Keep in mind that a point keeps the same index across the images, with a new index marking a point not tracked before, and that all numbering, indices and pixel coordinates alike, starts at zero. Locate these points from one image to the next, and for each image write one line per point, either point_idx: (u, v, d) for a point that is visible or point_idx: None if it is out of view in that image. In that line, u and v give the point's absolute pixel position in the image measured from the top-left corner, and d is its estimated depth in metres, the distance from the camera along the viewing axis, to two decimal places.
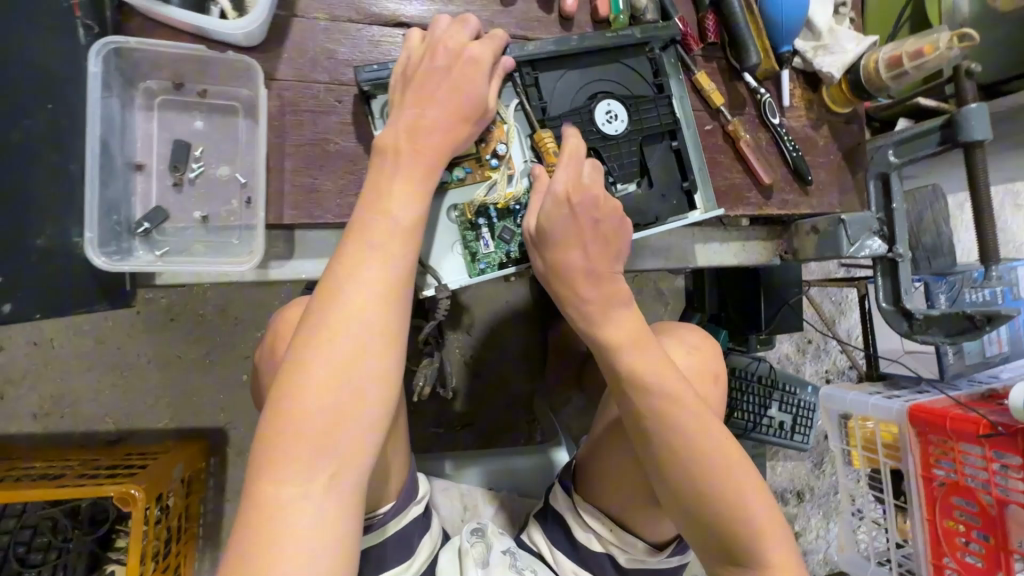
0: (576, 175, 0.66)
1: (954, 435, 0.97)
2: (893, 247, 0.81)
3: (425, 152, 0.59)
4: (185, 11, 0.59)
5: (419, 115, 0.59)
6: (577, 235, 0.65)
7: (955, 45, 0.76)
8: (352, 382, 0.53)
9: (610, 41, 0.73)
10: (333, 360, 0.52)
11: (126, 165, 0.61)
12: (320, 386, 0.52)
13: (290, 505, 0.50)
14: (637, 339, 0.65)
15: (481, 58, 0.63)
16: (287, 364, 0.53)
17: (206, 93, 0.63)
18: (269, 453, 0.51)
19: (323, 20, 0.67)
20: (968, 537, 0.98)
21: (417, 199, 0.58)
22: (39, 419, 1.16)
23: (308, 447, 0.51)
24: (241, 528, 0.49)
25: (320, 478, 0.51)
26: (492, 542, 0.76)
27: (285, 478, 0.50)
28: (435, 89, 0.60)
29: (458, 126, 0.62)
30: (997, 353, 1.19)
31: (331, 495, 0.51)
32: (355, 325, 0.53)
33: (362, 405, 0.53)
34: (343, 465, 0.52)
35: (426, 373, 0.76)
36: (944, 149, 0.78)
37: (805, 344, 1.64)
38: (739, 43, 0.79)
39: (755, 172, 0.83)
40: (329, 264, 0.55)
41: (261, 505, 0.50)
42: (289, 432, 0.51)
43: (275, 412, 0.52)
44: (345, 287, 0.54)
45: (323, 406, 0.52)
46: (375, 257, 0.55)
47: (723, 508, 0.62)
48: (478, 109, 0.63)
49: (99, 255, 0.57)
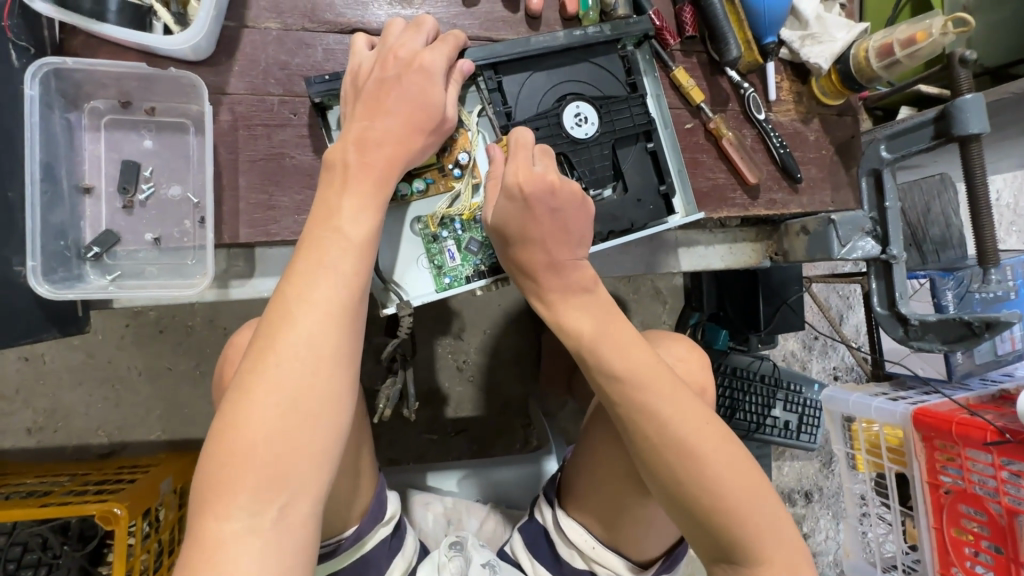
0: (531, 164, 0.63)
1: (961, 441, 0.92)
2: (887, 248, 0.76)
3: (374, 164, 0.57)
4: (122, 28, 0.56)
5: (369, 126, 0.58)
6: (533, 228, 0.63)
7: (950, 31, 0.71)
8: (304, 407, 0.49)
9: (577, 40, 0.69)
10: (283, 384, 0.49)
11: (73, 188, 0.59)
12: (269, 413, 0.48)
13: (237, 544, 0.46)
14: (611, 343, 0.60)
15: (435, 64, 0.61)
16: (233, 390, 0.49)
17: (154, 111, 0.61)
18: (214, 487, 0.47)
19: (275, 30, 0.64)
20: (977, 548, 0.94)
21: (368, 213, 0.55)
22: (34, 434, 1.17)
23: (256, 478, 0.48)
24: (183, 569, 0.46)
25: (269, 512, 0.48)
26: (472, 555, 0.74)
27: (231, 513, 0.47)
28: (385, 99, 0.58)
29: (412, 136, 0.60)
30: (1010, 351, 1.13)
31: (282, 530, 0.48)
32: (307, 346, 0.50)
33: (316, 431, 0.50)
34: (296, 497, 0.49)
35: (388, 392, 0.75)
36: (939, 143, 0.72)
37: (811, 341, 1.59)
38: (719, 36, 0.75)
39: (740, 172, 0.78)
40: (279, 284, 0.52)
41: (205, 544, 0.46)
42: (237, 461, 0.48)
43: (221, 441, 0.48)
44: (296, 307, 0.51)
45: (271, 435, 0.48)
46: (328, 276, 0.52)
47: (712, 506, 0.57)
48: (434, 117, 0.61)
49: (42, 284, 0.57)
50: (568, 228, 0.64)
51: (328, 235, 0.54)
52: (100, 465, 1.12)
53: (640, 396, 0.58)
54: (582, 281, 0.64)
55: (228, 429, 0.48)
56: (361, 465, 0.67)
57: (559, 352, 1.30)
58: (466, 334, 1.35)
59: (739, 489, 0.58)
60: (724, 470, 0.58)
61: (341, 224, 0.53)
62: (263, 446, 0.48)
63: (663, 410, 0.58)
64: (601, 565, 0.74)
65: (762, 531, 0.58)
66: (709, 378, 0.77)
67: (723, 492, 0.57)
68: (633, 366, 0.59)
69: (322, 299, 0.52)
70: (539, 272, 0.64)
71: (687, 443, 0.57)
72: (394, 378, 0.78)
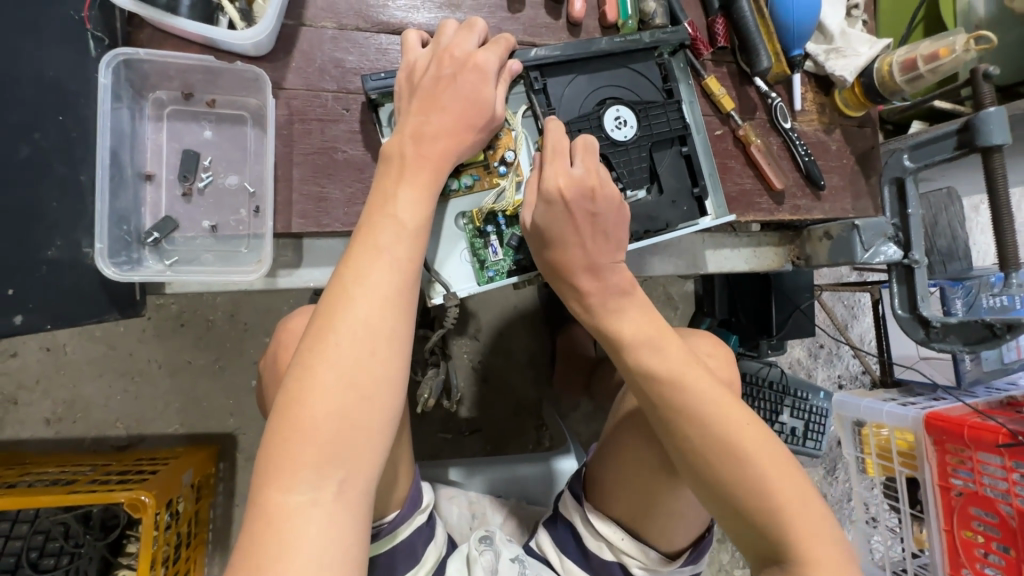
0: (568, 167, 0.66)
1: (972, 444, 0.95)
2: (909, 253, 0.79)
3: (430, 156, 0.59)
4: (194, 22, 0.59)
5: (424, 120, 0.60)
6: (574, 229, 0.66)
7: (971, 48, 0.74)
8: (362, 387, 0.51)
9: (619, 46, 0.73)
10: (343, 363, 0.51)
11: (136, 175, 0.62)
12: (330, 391, 0.50)
13: (298, 516, 0.47)
14: (653, 332, 0.66)
15: (488, 63, 0.63)
16: (295, 367, 0.51)
17: (215, 102, 0.65)
18: (277, 462, 0.49)
19: (331, 29, 0.67)
20: (987, 549, 0.95)
21: (422, 202, 0.58)
22: (52, 425, 1.17)
23: (318, 453, 0.49)
24: (246, 540, 0.47)
25: (330, 485, 0.49)
26: (501, 550, 0.75)
27: (295, 485, 0.48)
28: (441, 95, 0.61)
29: (464, 132, 0.62)
30: (1017, 360, 1.16)
31: (340, 506, 0.49)
32: (365, 327, 0.51)
33: (373, 410, 0.51)
34: (354, 473, 0.50)
35: (431, 383, 0.84)
36: (962, 154, 0.76)
37: (817, 349, 1.62)
38: (750, 48, 0.78)
39: (767, 177, 0.81)
40: (338, 267, 0.53)
41: (273, 515, 0.47)
42: (301, 434, 0.49)
43: (284, 417, 0.50)
44: (355, 288, 0.53)
45: (333, 411, 0.50)
46: (385, 261, 0.54)
47: (760, 504, 0.59)
48: (485, 115, 0.63)
49: (108, 266, 0.59)
50: (602, 235, 0.67)
51: (385, 221, 0.56)
52: (119, 457, 1.12)
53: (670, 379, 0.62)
54: (622, 284, 0.68)
55: (291, 404, 0.50)
56: (401, 450, 0.68)
57: (573, 354, 1.31)
58: (481, 334, 1.37)
59: (779, 494, 0.59)
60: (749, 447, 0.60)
61: (398, 210, 0.56)
62: (324, 422, 0.49)
63: (707, 413, 0.61)
64: (630, 556, 0.74)
65: (810, 527, 0.58)
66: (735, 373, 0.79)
67: (767, 486, 0.59)
68: (669, 373, 0.63)
69: (379, 282, 0.53)
70: (578, 275, 0.67)
71: (730, 437, 0.60)
72: (436, 370, 0.88)
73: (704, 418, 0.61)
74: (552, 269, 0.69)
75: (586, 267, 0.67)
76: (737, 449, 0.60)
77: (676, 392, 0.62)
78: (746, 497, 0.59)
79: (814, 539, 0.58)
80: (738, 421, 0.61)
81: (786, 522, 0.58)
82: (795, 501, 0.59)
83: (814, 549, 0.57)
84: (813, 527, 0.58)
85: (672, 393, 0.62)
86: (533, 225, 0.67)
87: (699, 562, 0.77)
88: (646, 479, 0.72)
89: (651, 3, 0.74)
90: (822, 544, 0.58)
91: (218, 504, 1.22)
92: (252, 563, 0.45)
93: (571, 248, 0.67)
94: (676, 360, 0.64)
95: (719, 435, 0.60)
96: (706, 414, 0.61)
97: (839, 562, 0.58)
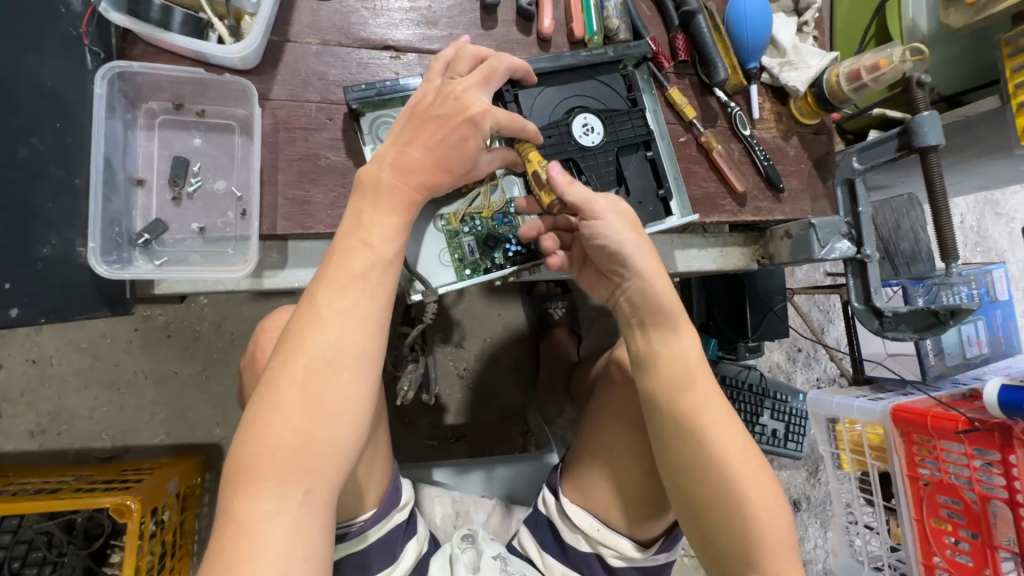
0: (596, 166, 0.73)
1: (936, 433, 0.98)
2: (862, 249, 0.84)
3: (400, 198, 0.61)
4: (184, 37, 0.63)
5: (405, 154, 0.62)
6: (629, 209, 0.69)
7: (909, 59, 0.81)
8: (328, 406, 0.52)
9: (585, 60, 0.78)
10: (308, 380, 0.52)
11: (128, 180, 0.66)
12: (296, 407, 0.52)
13: (265, 523, 0.49)
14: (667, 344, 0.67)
15: (484, 112, 0.65)
16: (264, 382, 0.53)
17: (204, 113, 0.69)
18: (243, 473, 0.50)
19: (315, 44, 0.71)
20: (956, 537, 0.99)
21: (389, 230, 0.59)
22: (37, 437, 1.18)
23: (282, 466, 0.51)
24: (217, 545, 0.49)
25: (296, 495, 0.51)
26: (482, 548, 0.76)
27: (261, 494, 0.50)
28: (427, 132, 0.63)
29: (438, 170, 0.64)
30: (978, 355, 1.22)
31: (303, 515, 0.51)
32: (332, 346, 0.53)
33: (338, 427, 0.53)
34: (318, 485, 0.52)
35: (410, 378, 0.88)
36: (903, 154, 0.81)
37: (796, 353, 1.67)
38: (708, 60, 0.84)
39: (728, 181, 0.86)
40: (309, 289, 0.55)
41: (238, 520, 0.49)
42: (266, 449, 0.51)
43: (248, 431, 0.52)
44: (326, 310, 0.55)
45: (293, 427, 0.51)
46: (353, 284, 0.56)
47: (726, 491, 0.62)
48: (462, 159, 0.65)
49: (100, 263, 0.62)
50: None
51: (353, 244, 0.58)
52: (103, 467, 1.13)
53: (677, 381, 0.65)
54: None
55: (259, 418, 0.52)
56: (375, 454, 0.70)
57: (557, 359, 1.35)
58: (465, 341, 1.40)
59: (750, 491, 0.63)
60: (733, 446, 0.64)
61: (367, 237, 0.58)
62: (290, 437, 0.51)
63: (704, 424, 0.64)
64: (604, 544, 0.76)
65: (783, 541, 0.62)
66: None
67: (749, 501, 0.62)
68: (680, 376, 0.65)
69: (349, 305, 0.55)
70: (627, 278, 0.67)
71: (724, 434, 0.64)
72: (415, 365, 0.91)
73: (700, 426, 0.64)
74: (641, 248, 0.66)
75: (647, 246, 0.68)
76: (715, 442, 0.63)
77: (672, 395, 0.65)
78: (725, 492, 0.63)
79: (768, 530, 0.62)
80: (732, 435, 0.64)
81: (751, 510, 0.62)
82: (776, 513, 0.63)
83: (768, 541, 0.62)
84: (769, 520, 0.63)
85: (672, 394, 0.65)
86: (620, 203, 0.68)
87: (675, 549, 0.78)
88: (621, 468, 0.75)
89: (615, 20, 0.81)
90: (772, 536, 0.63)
91: (202, 516, 1.22)
92: (218, 566, 0.47)
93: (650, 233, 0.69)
94: (669, 362, 0.66)
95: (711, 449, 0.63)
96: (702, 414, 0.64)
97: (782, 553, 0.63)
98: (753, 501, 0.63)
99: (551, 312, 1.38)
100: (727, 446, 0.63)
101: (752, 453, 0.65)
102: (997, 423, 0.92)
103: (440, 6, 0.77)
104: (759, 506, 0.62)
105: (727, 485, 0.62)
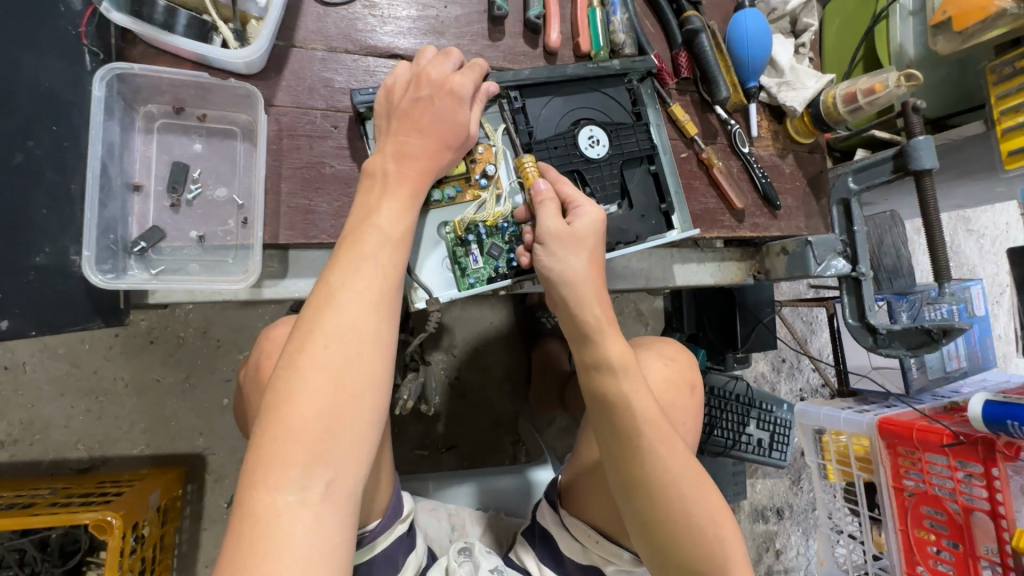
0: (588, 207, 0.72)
1: (920, 445, 1.02)
2: (856, 266, 0.87)
3: (410, 173, 0.62)
4: (189, 40, 0.62)
5: (403, 141, 0.63)
6: (591, 251, 0.70)
7: (902, 84, 0.84)
8: (347, 386, 0.51)
9: (591, 72, 0.79)
10: (330, 363, 0.50)
11: (124, 186, 0.64)
12: (318, 391, 0.49)
13: (287, 517, 0.46)
14: (625, 359, 0.66)
15: (464, 87, 0.66)
16: (283, 371, 0.51)
17: (205, 118, 0.67)
18: (265, 462, 0.48)
19: (320, 50, 0.70)
20: (938, 546, 1.02)
21: (407, 213, 0.60)
22: (6, 448, 1.12)
23: (306, 453, 0.48)
24: (234, 544, 0.45)
25: (317, 485, 0.48)
26: (479, 561, 0.72)
27: (282, 485, 0.47)
28: (419, 116, 0.63)
29: (439, 151, 0.64)
30: (956, 368, 1.28)
31: (330, 506, 0.48)
32: (351, 329, 0.52)
33: (360, 410, 0.51)
34: (341, 474, 0.49)
35: (410, 387, 0.89)
36: (898, 176, 0.85)
37: (780, 363, 1.69)
38: (710, 78, 0.85)
39: (728, 198, 0.87)
40: (324, 276, 0.54)
41: (258, 515, 0.46)
42: (289, 437, 0.48)
43: (270, 419, 0.49)
44: (342, 295, 0.53)
45: (317, 414, 0.49)
46: (370, 268, 0.55)
47: (668, 497, 0.62)
48: (460, 136, 0.66)
49: (95, 273, 0.60)
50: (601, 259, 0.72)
51: (368, 230, 0.57)
52: (79, 479, 1.08)
53: (620, 393, 0.65)
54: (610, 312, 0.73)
55: (277, 405, 0.49)
56: (383, 457, 0.69)
57: (550, 368, 1.35)
58: (456, 349, 1.38)
59: (687, 493, 0.63)
60: (673, 452, 0.64)
61: (380, 220, 0.57)
62: (312, 422, 0.49)
63: (648, 436, 0.63)
64: (605, 558, 0.75)
65: (719, 544, 0.64)
66: (698, 376, 0.84)
67: (698, 508, 0.63)
68: (621, 393, 0.64)
69: (363, 287, 0.54)
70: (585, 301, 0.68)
71: (663, 440, 0.64)
72: (414, 375, 0.91)
73: (646, 446, 0.63)
74: (575, 278, 0.68)
75: (601, 289, 0.70)
76: (660, 448, 0.63)
77: (611, 409, 0.65)
78: (670, 500, 0.62)
79: (708, 527, 0.63)
80: (679, 450, 0.64)
81: (694, 516, 0.63)
82: (712, 517, 0.64)
83: (709, 535, 0.63)
84: (707, 519, 0.64)
85: (615, 417, 0.64)
86: (573, 225, 0.69)
87: None
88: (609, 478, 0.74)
89: (621, 34, 0.81)
90: (713, 530, 0.64)
91: (184, 529, 1.17)
92: (241, 566, 0.44)
93: (594, 258, 0.70)
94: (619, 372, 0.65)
95: (660, 468, 0.63)
96: (644, 425, 0.63)
97: (721, 549, 0.64)
98: (692, 505, 0.63)
99: (544, 320, 1.40)
100: (667, 451, 0.63)
101: (689, 462, 0.65)
102: (981, 436, 0.96)
103: (448, 16, 0.77)
104: (696, 514, 0.63)
105: (669, 491, 0.63)
